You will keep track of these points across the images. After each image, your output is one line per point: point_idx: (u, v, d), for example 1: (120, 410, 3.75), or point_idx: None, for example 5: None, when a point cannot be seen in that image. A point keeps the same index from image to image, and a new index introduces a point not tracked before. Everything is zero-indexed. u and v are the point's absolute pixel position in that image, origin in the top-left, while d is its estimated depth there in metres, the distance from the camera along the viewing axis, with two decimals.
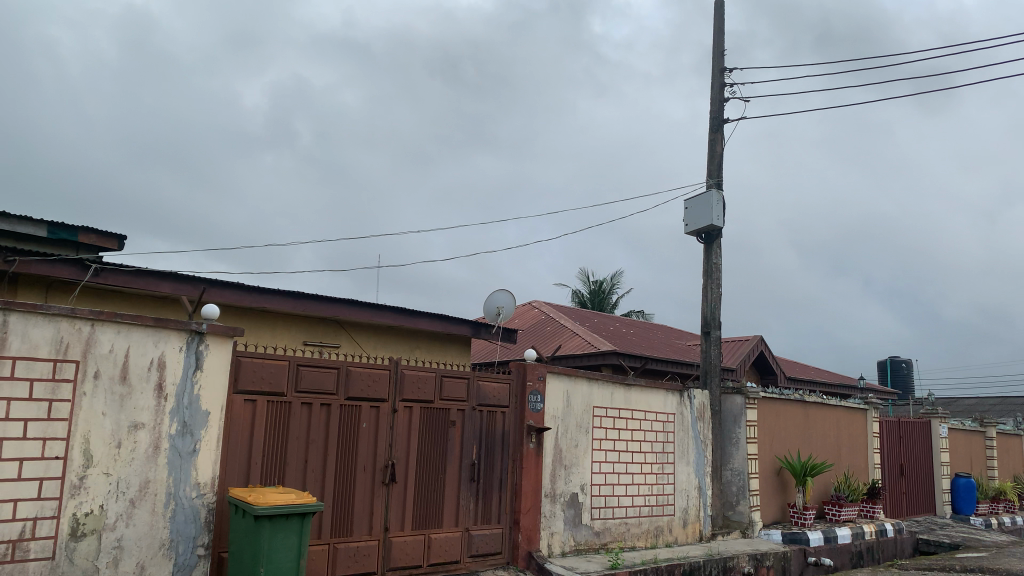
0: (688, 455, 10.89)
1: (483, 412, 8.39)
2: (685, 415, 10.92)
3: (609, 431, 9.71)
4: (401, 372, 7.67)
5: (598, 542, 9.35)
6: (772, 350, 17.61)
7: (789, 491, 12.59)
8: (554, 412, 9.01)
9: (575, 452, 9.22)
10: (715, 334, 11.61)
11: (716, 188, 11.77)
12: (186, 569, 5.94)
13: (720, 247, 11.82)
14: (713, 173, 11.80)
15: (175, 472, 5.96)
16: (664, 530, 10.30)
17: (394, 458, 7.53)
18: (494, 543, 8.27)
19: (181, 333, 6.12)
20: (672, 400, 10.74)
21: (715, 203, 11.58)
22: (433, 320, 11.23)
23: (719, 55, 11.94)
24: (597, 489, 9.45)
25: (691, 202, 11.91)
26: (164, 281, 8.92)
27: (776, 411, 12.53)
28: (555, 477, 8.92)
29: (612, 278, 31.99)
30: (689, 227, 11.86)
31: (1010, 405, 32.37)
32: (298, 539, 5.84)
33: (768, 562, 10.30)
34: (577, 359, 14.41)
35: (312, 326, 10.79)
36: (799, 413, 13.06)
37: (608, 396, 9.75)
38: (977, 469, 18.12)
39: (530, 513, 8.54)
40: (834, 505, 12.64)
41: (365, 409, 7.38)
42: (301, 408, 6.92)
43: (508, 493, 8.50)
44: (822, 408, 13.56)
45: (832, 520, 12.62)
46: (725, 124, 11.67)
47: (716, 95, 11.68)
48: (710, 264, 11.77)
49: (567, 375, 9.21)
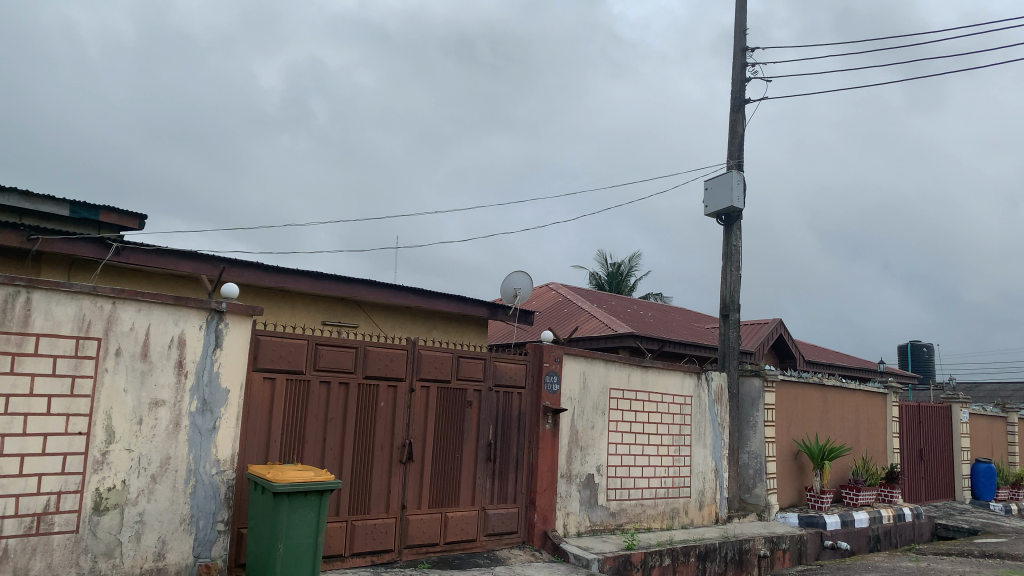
0: (704, 438, 10.88)
1: (500, 393, 8.42)
2: (702, 398, 10.90)
3: (625, 413, 9.71)
4: (418, 352, 7.70)
5: (613, 523, 9.39)
6: (790, 333, 17.51)
7: (806, 474, 12.56)
8: (570, 393, 9.01)
9: (591, 433, 9.23)
10: (734, 317, 11.55)
11: (737, 170, 11.66)
12: (206, 544, 6.03)
13: (740, 229, 11.73)
14: (734, 154, 11.69)
15: (195, 449, 6.03)
16: (680, 512, 10.32)
17: (411, 438, 7.58)
18: (510, 523, 8.32)
19: (200, 312, 6.17)
20: (690, 382, 10.71)
21: (735, 184, 11.48)
22: (451, 301, 11.25)
23: (741, 33, 11.78)
24: (613, 470, 9.48)
25: (711, 183, 11.81)
26: (184, 260, 8.99)
27: (794, 394, 12.48)
28: (571, 458, 8.95)
29: (630, 260, 31.89)
30: (710, 208, 11.77)
31: None
32: (316, 516, 5.91)
33: (784, 545, 10.29)
34: (594, 341, 14.40)
35: (330, 306, 10.85)
36: (817, 397, 12.99)
37: (624, 378, 9.74)
38: (999, 455, 17.96)
39: (546, 493, 8.58)
40: (852, 489, 12.59)
41: (383, 388, 7.42)
42: (319, 387, 6.97)
43: (524, 473, 8.53)
44: (841, 392, 13.48)
45: (849, 504, 12.58)
46: (746, 105, 11.54)
47: (738, 75, 11.54)
48: (730, 246, 11.69)
49: (583, 356, 9.21)
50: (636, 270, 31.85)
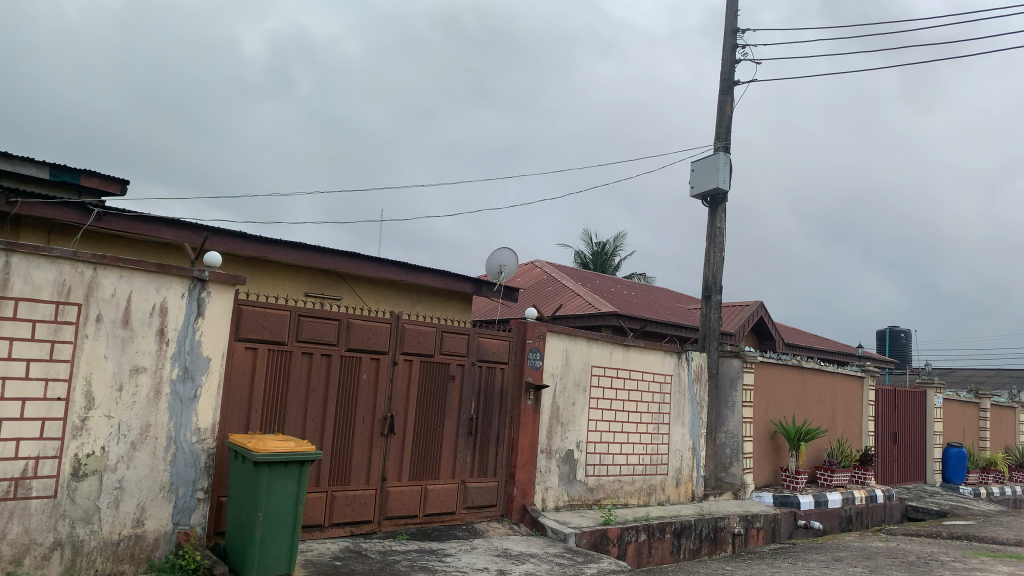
0: (683, 417, 10.99)
1: (482, 368, 8.45)
2: (682, 377, 10.99)
3: (606, 390, 9.78)
4: (402, 326, 7.71)
5: (591, 498, 9.49)
6: (771, 316, 17.66)
7: (781, 455, 12.74)
8: (552, 370, 9.06)
9: (572, 410, 9.30)
10: (716, 298, 11.64)
11: (724, 151, 11.68)
12: (186, 511, 6.04)
13: (725, 210, 11.77)
14: (722, 135, 11.69)
15: (175, 418, 6.03)
16: (657, 489, 10.45)
17: (393, 411, 7.60)
18: (490, 496, 8.39)
19: (183, 280, 6.12)
20: (671, 361, 10.80)
21: (722, 165, 11.50)
22: (435, 275, 11.24)
23: (733, 14, 11.75)
24: (593, 446, 9.56)
25: (698, 164, 11.83)
26: (166, 228, 8.91)
27: (772, 375, 12.61)
28: (551, 434, 9.02)
29: (616, 239, 31.93)
30: (696, 189, 11.80)
31: (1006, 376, 32.49)
32: (297, 486, 5.93)
33: (758, 524, 10.45)
34: (577, 319, 14.46)
35: (314, 277, 10.82)
36: (795, 379, 13.13)
37: (606, 355, 9.80)
38: (970, 440, 18.28)
39: (526, 468, 8.65)
40: (827, 470, 12.79)
41: (365, 360, 7.42)
42: (301, 358, 6.97)
43: (504, 448, 8.59)
44: (819, 374, 13.63)
45: (823, 485, 12.79)
46: (735, 86, 11.53)
47: (728, 56, 11.51)
48: (714, 228, 11.74)
49: (566, 334, 9.24)
50: (621, 249, 31.91)
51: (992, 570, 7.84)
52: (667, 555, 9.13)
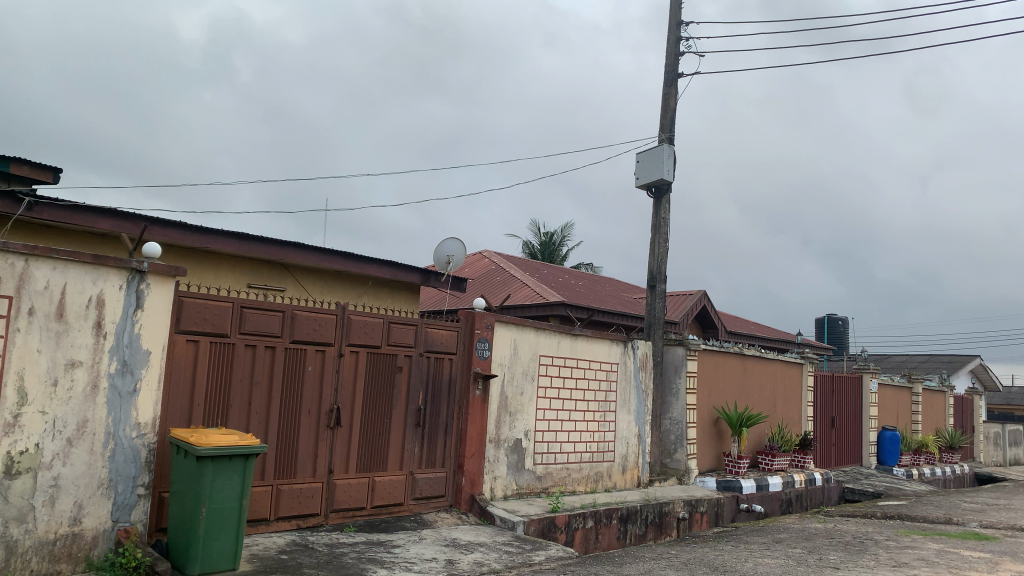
0: (629, 404, 11.14)
1: (431, 359, 8.43)
2: (628, 365, 11.14)
3: (553, 379, 9.86)
4: (348, 317, 7.63)
5: (539, 486, 9.57)
6: (714, 305, 18.00)
7: (724, 440, 13.03)
8: (501, 360, 9.09)
9: (520, 399, 9.35)
10: (661, 287, 11.81)
11: (668, 143, 11.83)
12: (126, 508, 5.91)
13: (669, 201, 11.93)
14: (666, 127, 11.84)
15: (114, 412, 5.88)
16: (603, 475, 10.59)
17: (340, 403, 7.54)
18: (438, 487, 8.39)
19: (120, 272, 5.96)
20: (617, 350, 10.93)
21: (666, 156, 11.65)
22: (382, 266, 11.16)
23: (676, 7, 11.89)
24: (540, 435, 9.63)
25: (643, 156, 11.96)
26: (102, 218, 8.65)
27: (716, 363, 12.87)
28: (500, 423, 9.05)
29: (563, 230, 32.10)
30: (640, 180, 11.93)
31: (937, 361, 33.73)
32: (241, 480, 5.85)
33: (702, 508, 10.68)
34: (525, 309, 14.52)
35: (258, 268, 10.63)
36: (737, 366, 13.43)
37: (554, 345, 9.87)
38: (903, 423, 18.94)
39: (475, 458, 8.67)
40: (767, 455, 13.14)
41: (311, 353, 7.34)
42: (245, 350, 6.86)
43: (453, 438, 8.60)
44: (760, 362, 13.96)
45: (764, 469, 13.13)
46: (679, 78, 11.68)
47: (672, 48, 11.65)
48: (658, 218, 11.90)
49: (514, 323, 9.27)
50: (569, 239, 32.10)
51: (923, 548, 8.16)
52: (613, 541, 9.27)
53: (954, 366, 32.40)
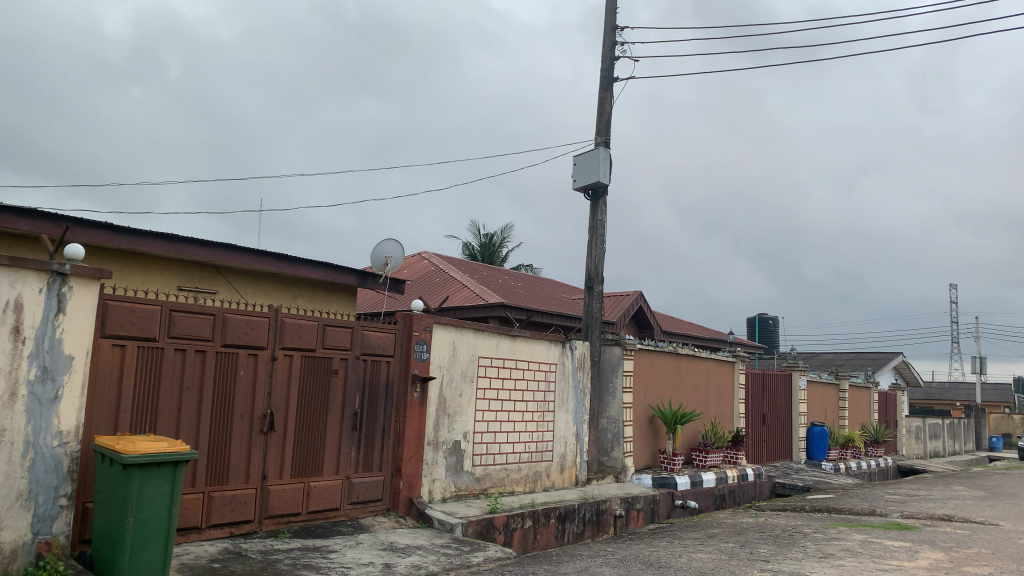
0: (567, 404, 11.24)
1: (367, 361, 8.35)
2: (566, 365, 11.23)
3: (492, 380, 9.88)
4: (281, 320, 7.51)
5: (478, 488, 9.57)
6: (650, 305, 18.31)
7: (660, 438, 13.26)
8: (439, 362, 9.06)
9: (459, 401, 9.34)
10: (598, 288, 11.95)
11: (604, 146, 11.99)
12: (47, 520, 5.69)
13: (605, 203, 12.08)
14: (602, 130, 12.00)
15: (34, 421, 5.65)
16: (542, 475, 10.65)
17: (273, 407, 7.41)
18: (375, 491, 8.31)
19: (40, 274, 5.74)
20: (555, 350, 11.01)
21: (602, 159, 11.80)
22: (318, 267, 11.01)
23: (612, 12, 12.05)
24: (479, 437, 9.64)
25: (580, 158, 12.09)
26: (22, 218, 8.32)
27: (651, 362, 13.09)
28: (438, 425, 9.03)
29: (503, 231, 32.17)
30: (577, 182, 12.05)
31: (862, 358, 34.95)
32: (170, 487, 5.70)
33: (639, 505, 10.84)
34: (464, 310, 14.52)
35: (188, 270, 10.37)
36: (672, 365, 13.68)
37: (493, 346, 9.89)
38: (831, 419, 19.57)
39: (412, 461, 8.63)
40: (702, 451, 13.43)
41: (243, 356, 7.20)
42: (174, 354, 6.69)
43: (390, 441, 8.54)
44: (695, 360, 14.25)
45: (698, 465, 13.41)
46: (614, 83, 11.85)
47: (607, 52, 11.81)
48: (595, 220, 12.04)
49: (452, 325, 9.26)
50: (508, 240, 32.19)
51: (848, 539, 8.46)
52: (551, 540, 9.33)
53: (878, 363, 33.62)
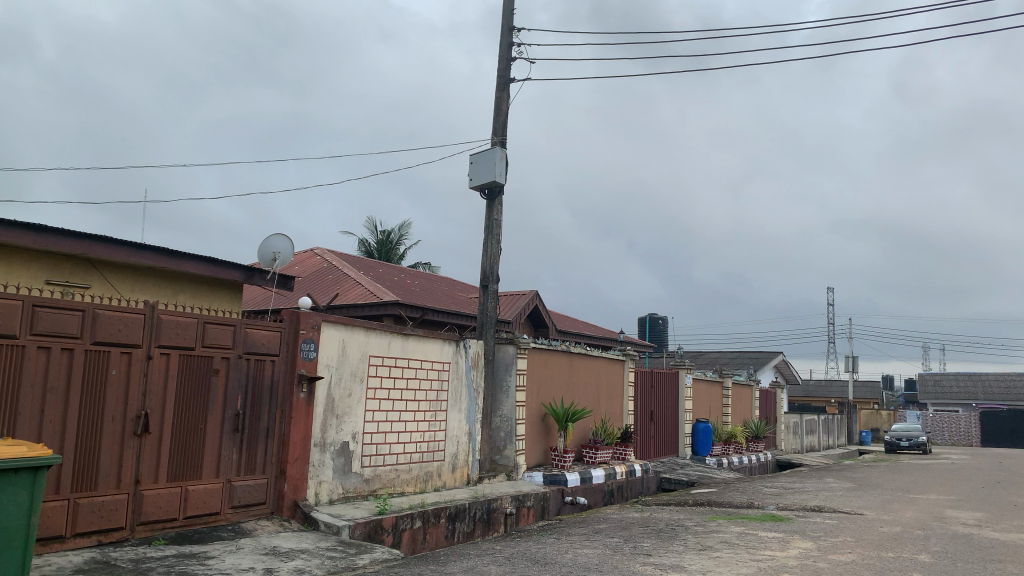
0: (460, 403, 11.22)
1: (251, 360, 8.08)
2: (459, 364, 11.21)
3: (383, 380, 9.75)
4: (158, 317, 7.17)
5: (367, 489, 9.43)
6: (545, 304, 18.53)
7: (551, 436, 13.43)
8: (328, 361, 8.87)
9: (348, 401, 9.17)
10: (493, 287, 11.98)
11: (500, 146, 12.04)
12: None
13: (501, 203, 12.14)
14: (498, 130, 12.04)
15: None
16: (433, 475, 10.59)
17: (148, 409, 7.06)
18: (258, 494, 8.05)
19: None
20: (448, 349, 10.97)
21: (498, 159, 11.85)
22: (201, 263, 10.56)
23: (509, 13, 12.12)
24: (369, 437, 9.49)
25: (476, 158, 12.09)
26: None
27: (544, 361, 13.25)
28: (326, 426, 8.83)
29: (400, 229, 31.84)
30: (473, 182, 12.05)
31: (746, 357, 36.51)
32: (29, 495, 5.33)
33: (529, 503, 10.95)
34: (356, 308, 14.28)
35: (58, 263, 9.76)
36: (565, 363, 13.89)
37: (384, 345, 9.77)
38: (715, 415, 20.34)
39: (298, 463, 8.41)
40: (592, 448, 13.70)
41: (115, 355, 6.83)
42: (37, 353, 6.27)
43: (274, 443, 8.29)
44: (586, 359, 14.52)
45: (588, 462, 13.67)
46: (510, 83, 11.92)
47: (504, 53, 11.86)
48: (491, 219, 12.07)
49: (342, 324, 9.09)
50: (405, 238, 31.87)
51: (726, 531, 8.81)
52: (441, 539, 9.28)
53: (760, 362, 35.20)
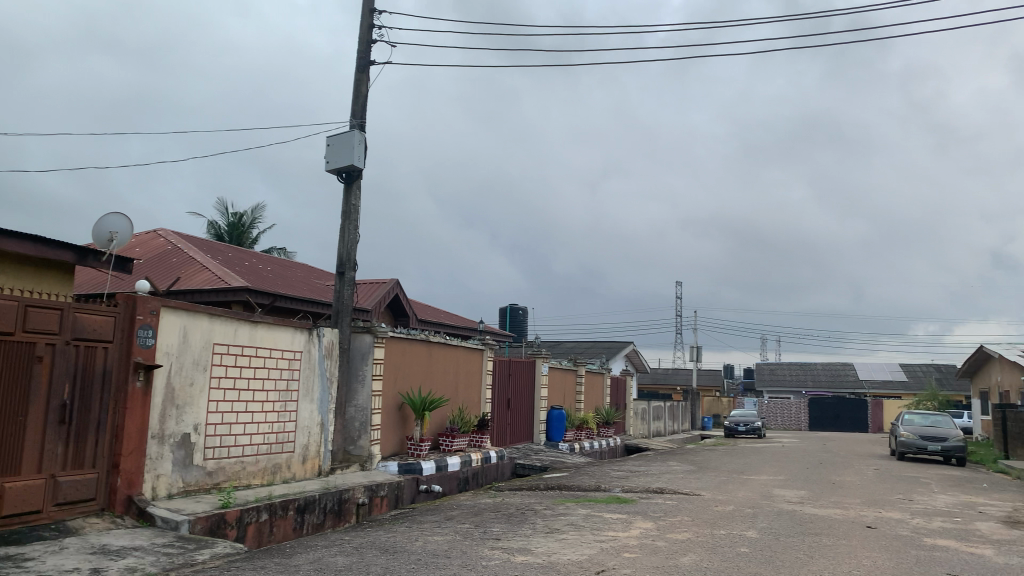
0: (312, 393, 10.95)
1: (80, 348, 7.53)
2: (312, 353, 10.93)
3: (229, 369, 9.36)
4: None
5: (210, 482, 9.03)
6: (405, 293, 18.39)
7: (407, 425, 13.37)
8: (167, 349, 8.41)
9: (190, 390, 8.75)
10: (350, 275, 11.76)
11: (358, 129, 11.81)
12: None
13: (359, 188, 11.91)
14: (357, 113, 11.80)
15: None
16: (282, 467, 10.29)
17: None
18: (87, 490, 7.53)
19: None
20: (300, 338, 10.68)
21: (356, 143, 11.61)
22: (25, 242, 9.72)
23: None
24: (212, 428, 9.09)
25: (333, 141, 11.80)
26: None
27: (402, 349, 13.15)
28: (164, 417, 8.38)
29: (254, 212, 30.60)
30: (330, 165, 11.76)
31: (600, 346, 37.76)
32: None
33: (382, 492, 10.85)
34: (203, 294, 13.61)
35: None
36: (423, 352, 13.85)
37: (231, 333, 9.37)
38: (569, 403, 20.93)
39: (133, 456, 7.92)
40: (448, 436, 13.76)
41: None
42: None
43: (106, 435, 7.77)
44: (444, 348, 14.54)
45: (444, 450, 13.72)
46: (370, 66, 11.70)
47: (364, 35, 11.63)
48: (348, 204, 11.83)
49: (184, 310, 8.65)
50: (259, 221, 30.68)
51: (573, 513, 9.10)
52: (289, 532, 9.03)
53: (613, 351, 36.52)
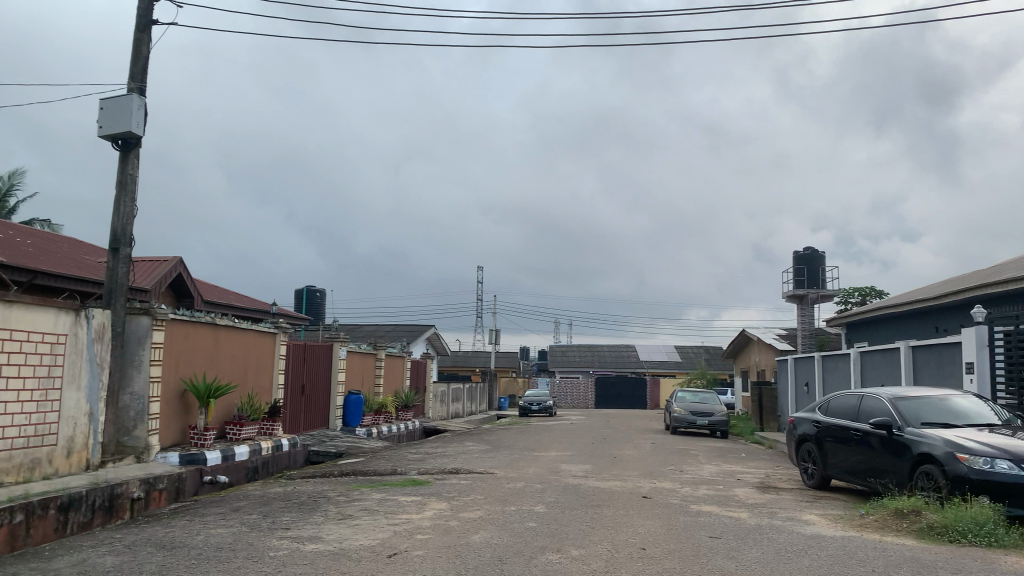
0: (79, 380, 9.96)
1: None
2: (80, 336, 9.93)
3: None
4: None
5: None
6: (189, 272, 17.24)
7: (191, 413, 12.56)
8: None
9: None
10: (124, 251, 10.83)
11: (137, 93, 10.85)
12: None
13: (137, 157, 10.97)
14: (136, 76, 10.84)
15: None
16: (41, 462, 9.28)
17: None
18: None
19: None
20: (65, 319, 9.66)
21: (134, 108, 10.67)
22: None
23: None
24: None
25: (108, 104, 10.76)
26: None
27: (185, 333, 12.32)
28: None
29: (10, 178, 27.28)
30: (103, 130, 10.72)
31: (400, 329, 37.66)
32: None
33: (161, 485, 10.12)
34: None
35: None
36: (209, 335, 13.06)
37: None
38: (367, 387, 20.69)
39: None
40: (236, 424, 13.10)
41: None
42: None
43: None
44: (233, 332, 13.80)
45: (232, 439, 13.05)
46: (152, 26, 10.78)
47: None
48: (124, 174, 10.86)
49: None
50: (16, 189, 27.40)
51: (367, 498, 9.01)
52: (50, 533, 8.16)
53: (412, 335, 36.57)
